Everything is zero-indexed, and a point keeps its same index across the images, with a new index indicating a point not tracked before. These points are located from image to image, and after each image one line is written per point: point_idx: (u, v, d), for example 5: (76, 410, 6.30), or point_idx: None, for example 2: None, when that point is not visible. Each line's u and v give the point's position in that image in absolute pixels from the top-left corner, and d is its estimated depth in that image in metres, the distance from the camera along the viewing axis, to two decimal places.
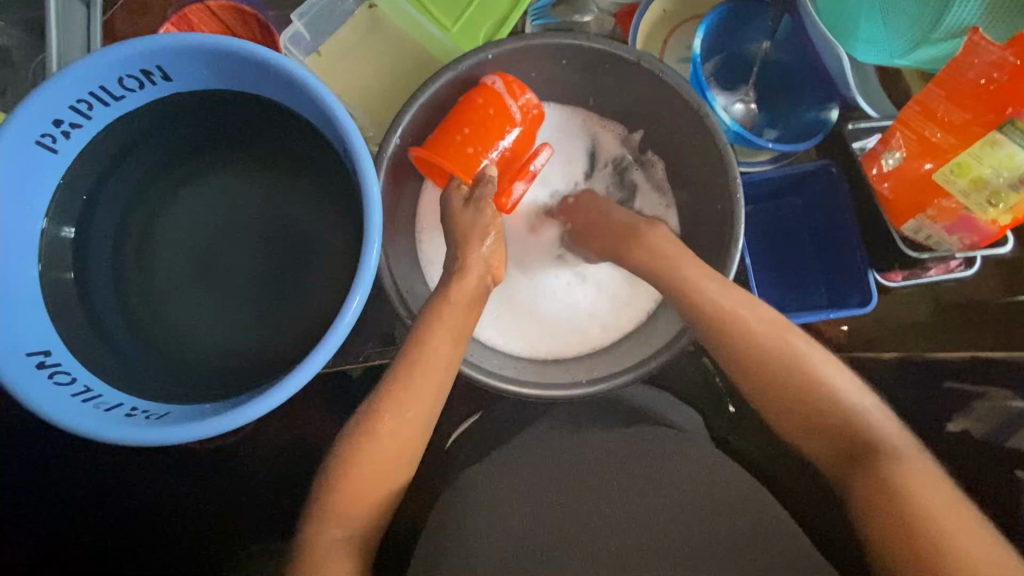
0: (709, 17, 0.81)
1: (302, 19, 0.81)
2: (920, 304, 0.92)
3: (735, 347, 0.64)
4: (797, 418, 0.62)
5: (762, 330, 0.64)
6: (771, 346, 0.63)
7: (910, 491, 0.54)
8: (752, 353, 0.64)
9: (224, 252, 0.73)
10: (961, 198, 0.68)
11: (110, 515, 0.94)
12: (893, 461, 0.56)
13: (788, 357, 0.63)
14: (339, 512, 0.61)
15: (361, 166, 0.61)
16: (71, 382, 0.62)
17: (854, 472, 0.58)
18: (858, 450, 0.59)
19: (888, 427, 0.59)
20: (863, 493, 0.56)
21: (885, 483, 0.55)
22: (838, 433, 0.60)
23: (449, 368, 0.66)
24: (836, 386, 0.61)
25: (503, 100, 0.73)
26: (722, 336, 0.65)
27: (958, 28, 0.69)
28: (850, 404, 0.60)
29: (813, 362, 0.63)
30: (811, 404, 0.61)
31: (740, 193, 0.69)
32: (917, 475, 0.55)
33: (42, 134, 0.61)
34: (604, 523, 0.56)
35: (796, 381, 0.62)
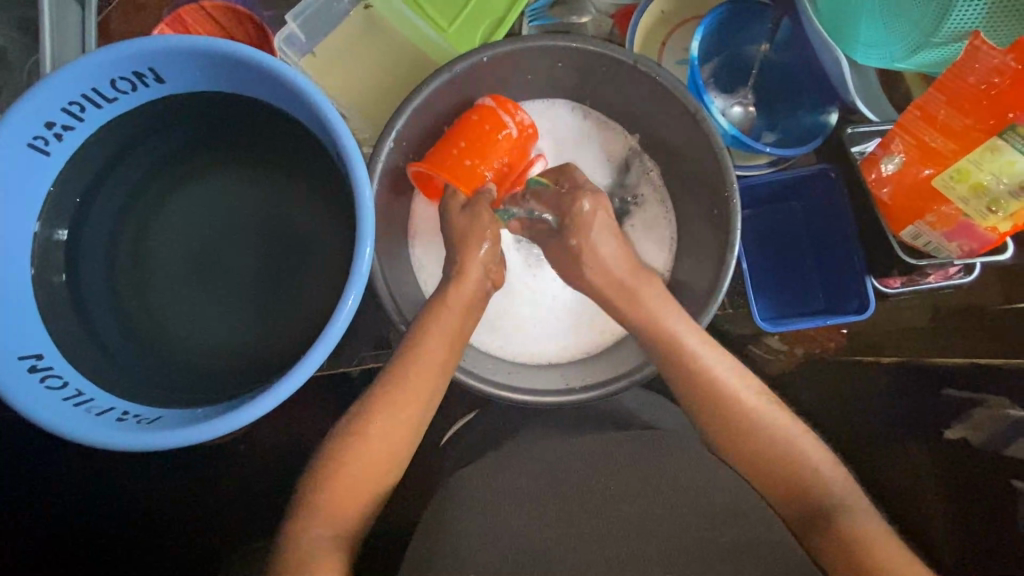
0: (708, 18, 0.80)
1: (296, 20, 0.80)
2: (919, 310, 0.89)
3: (701, 401, 0.65)
4: (758, 473, 0.63)
5: (722, 384, 0.65)
6: (728, 399, 0.64)
7: (868, 551, 0.55)
8: (710, 404, 0.65)
9: (218, 254, 0.73)
10: (960, 205, 0.67)
11: (107, 515, 0.95)
12: (851, 519, 0.57)
13: (750, 413, 0.64)
14: (329, 510, 0.60)
15: (353, 169, 0.61)
16: (63, 385, 0.62)
17: (813, 529, 0.58)
18: (816, 509, 0.59)
19: (843, 484, 0.61)
20: (826, 552, 0.56)
21: (846, 543, 0.56)
22: (797, 490, 0.61)
23: (443, 372, 0.66)
24: (795, 442, 0.63)
25: (498, 115, 0.74)
26: (693, 388, 0.65)
27: (958, 32, 0.66)
28: (808, 460, 0.62)
29: (770, 419, 0.64)
30: (771, 460, 0.62)
31: (737, 200, 0.68)
32: (873, 534, 0.56)
33: (34, 137, 0.61)
34: (595, 529, 0.55)
35: (757, 437, 0.63)
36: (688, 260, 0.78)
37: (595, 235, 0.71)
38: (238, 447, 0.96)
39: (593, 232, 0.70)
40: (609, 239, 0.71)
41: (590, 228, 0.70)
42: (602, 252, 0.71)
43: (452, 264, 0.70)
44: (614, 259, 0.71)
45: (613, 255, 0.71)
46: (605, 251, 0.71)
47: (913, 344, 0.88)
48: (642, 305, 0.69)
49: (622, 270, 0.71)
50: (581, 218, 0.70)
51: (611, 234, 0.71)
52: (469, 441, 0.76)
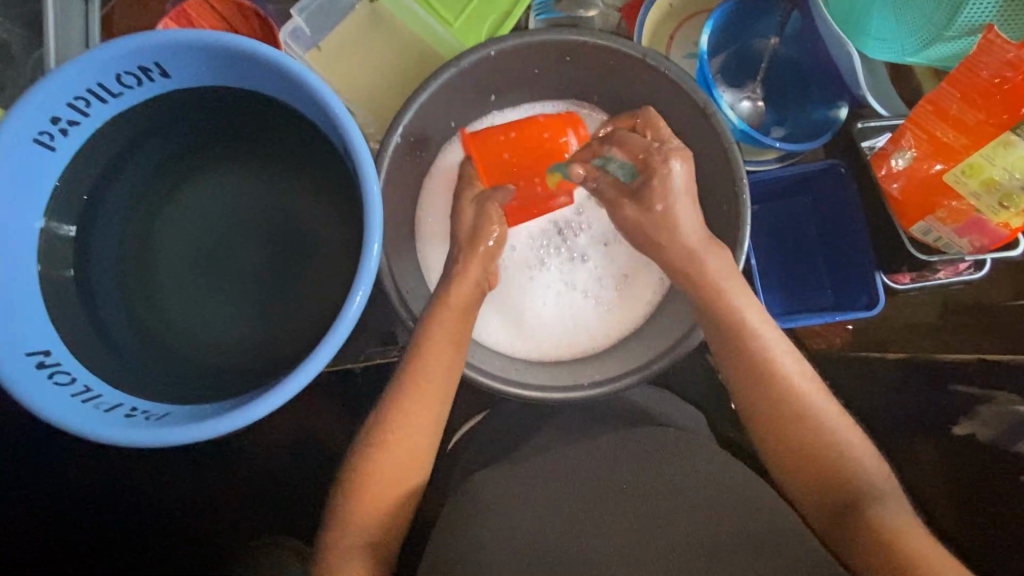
0: (716, 13, 0.79)
1: (301, 14, 0.80)
2: (929, 306, 0.90)
3: (748, 384, 0.64)
4: (795, 460, 0.62)
5: (772, 360, 0.64)
6: (773, 378, 0.63)
7: (901, 540, 0.54)
8: (759, 383, 0.63)
9: (224, 249, 0.72)
10: (972, 200, 0.67)
11: (115, 511, 0.95)
12: (884, 509, 0.57)
13: (796, 398, 0.62)
14: (361, 520, 0.60)
15: (360, 163, 0.60)
16: (71, 381, 0.62)
17: (847, 517, 0.58)
18: (848, 496, 0.59)
19: (878, 474, 0.60)
20: (859, 541, 0.56)
21: (881, 532, 0.55)
22: (831, 478, 0.61)
23: (454, 366, 0.66)
24: (834, 429, 0.62)
25: (562, 133, 0.74)
26: (743, 372, 0.64)
27: (972, 26, 0.67)
28: (845, 447, 0.61)
29: (814, 401, 0.63)
30: (809, 447, 0.61)
31: (747, 195, 0.68)
32: (907, 526, 0.56)
33: (40, 131, 0.60)
34: (608, 524, 0.55)
35: (799, 422, 0.62)
36: None
37: (678, 201, 0.66)
38: (249, 442, 0.96)
39: (676, 198, 0.66)
40: (680, 214, 0.66)
41: (674, 192, 0.65)
42: (682, 225, 0.66)
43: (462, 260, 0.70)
44: (693, 228, 0.66)
45: (690, 228, 0.66)
46: (685, 220, 0.66)
47: (920, 338, 0.88)
48: (709, 275, 0.66)
49: (696, 240, 0.66)
50: (662, 178, 0.65)
51: (690, 199, 0.67)
52: (480, 439, 0.76)
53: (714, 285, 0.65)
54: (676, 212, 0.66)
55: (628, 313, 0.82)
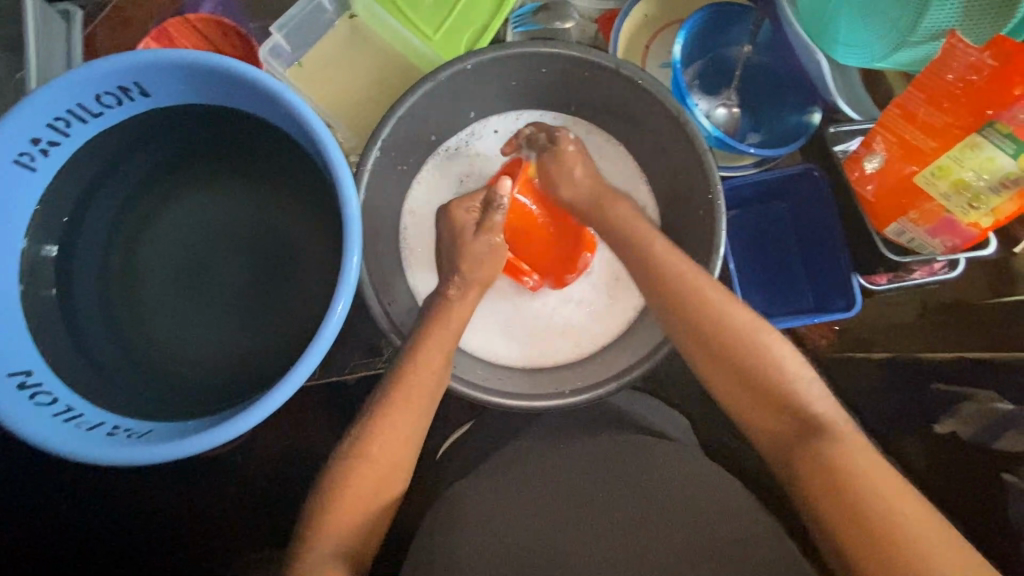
0: (689, 23, 0.81)
1: (281, 31, 0.80)
2: (906, 305, 0.91)
3: (679, 309, 0.64)
4: (739, 395, 0.60)
5: (694, 282, 0.64)
6: (697, 300, 0.63)
7: (849, 476, 0.52)
8: (695, 309, 0.63)
9: (206, 263, 0.73)
10: (942, 201, 0.68)
11: (101, 528, 0.94)
12: (831, 443, 0.54)
13: (733, 328, 0.61)
14: (333, 529, 0.59)
15: (338, 177, 0.61)
16: (53, 402, 0.61)
17: (792, 451, 0.56)
18: (795, 428, 0.57)
19: (824, 402, 0.58)
20: (804, 476, 0.54)
21: (832, 470, 0.53)
22: (776, 410, 0.58)
23: (440, 381, 0.66)
24: (776, 358, 0.60)
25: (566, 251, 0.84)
26: (677, 310, 0.64)
27: (935, 31, 0.68)
28: (786, 378, 0.59)
29: (760, 334, 0.61)
30: (754, 377, 0.59)
31: (720, 199, 0.69)
32: (852, 452, 0.53)
33: (20, 153, 0.61)
34: (592, 529, 0.54)
35: (742, 355, 0.60)
36: (677, 253, 0.78)
37: (570, 171, 0.75)
38: (238, 458, 0.96)
39: (568, 172, 0.75)
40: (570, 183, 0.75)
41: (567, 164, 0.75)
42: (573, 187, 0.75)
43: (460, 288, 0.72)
44: (582, 185, 0.75)
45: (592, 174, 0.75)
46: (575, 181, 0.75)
47: (905, 339, 0.88)
48: (616, 227, 0.71)
49: (590, 194, 0.74)
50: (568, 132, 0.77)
51: (584, 169, 0.76)
52: (466, 448, 0.76)
53: (619, 225, 0.71)
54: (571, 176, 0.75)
55: (611, 320, 0.82)
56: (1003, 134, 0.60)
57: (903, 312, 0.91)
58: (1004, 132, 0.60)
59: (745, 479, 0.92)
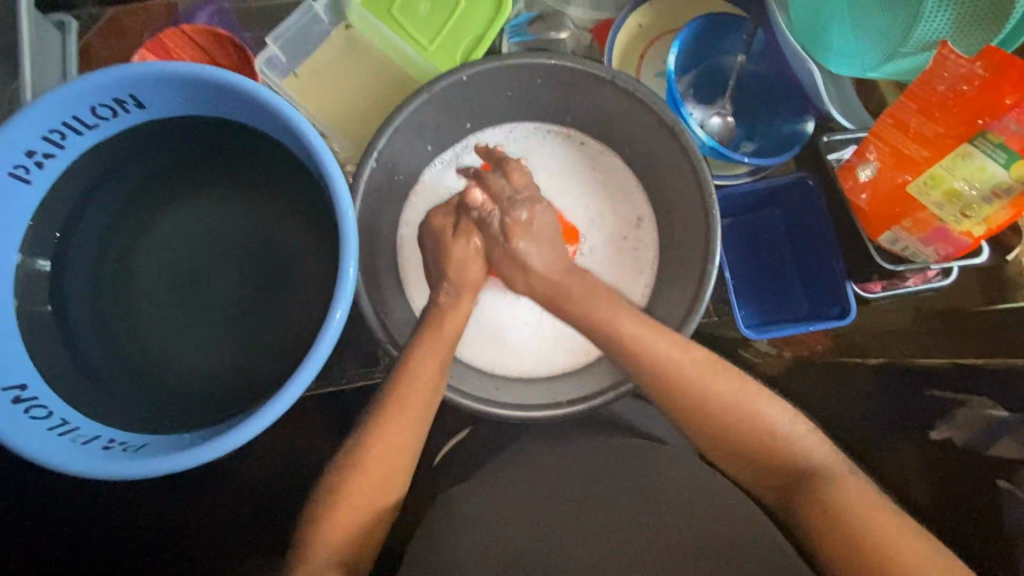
0: (684, 32, 0.81)
1: (277, 42, 0.81)
2: (901, 312, 0.90)
3: (659, 389, 0.63)
4: (736, 457, 0.61)
5: (671, 360, 0.62)
6: (676, 381, 0.62)
7: (850, 519, 0.53)
8: (675, 388, 0.62)
9: (201, 275, 0.73)
10: (935, 210, 0.69)
11: (95, 541, 0.94)
12: (830, 487, 0.56)
13: (717, 396, 0.61)
14: (331, 540, 0.59)
15: (334, 188, 0.61)
16: (48, 415, 0.61)
17: (796, 503, 0.57)
18: (794, 480, 0.58)
19: (818, 445, 0.60)
20: (811, 524, 0.55)
21: (834, 518, 0.54)
22: (772, 463, 0.60)
23: (433, 395, 0.66)
24: (764, 418, 0.60)
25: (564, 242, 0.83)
26: (658, 387, 0.63)
27: (926, 41, 0.69)
28: (776, 432, 0.60)
29: (744, 401, 0.61)
30: (744, 442, 0.60)
31: (715, 209, 0.69)
32: (851, 493, 0.55)
33: (15, 166, 0.61)
34: (589, 538, 0.54)
35: (731, 420, 0.61)
36: (673, 263, 0.79)
37: (524, 242, 0.68)
38: (234, 470, 0.96)
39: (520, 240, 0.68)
40: (527, 257, 0.68)
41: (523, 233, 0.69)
42: (531, 260, 0.68)
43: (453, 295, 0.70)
44: (541, 259, 0.68)
45: (550, 265, 0.68)
46: (533, 256, 0.68)
47: (899, 345, 0.88)
48: (581, 308, 0.66)
49: (552, 270, 0.68)
50: (517, 223, 0.69)
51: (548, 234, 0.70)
52: (463, 457, 0.76)
53: (584, 307, 0.66)
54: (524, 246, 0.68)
55: None
56: (995, 145, 0.61)
57: (897, 318, 0.90)
58: (996, 142, 0.61)
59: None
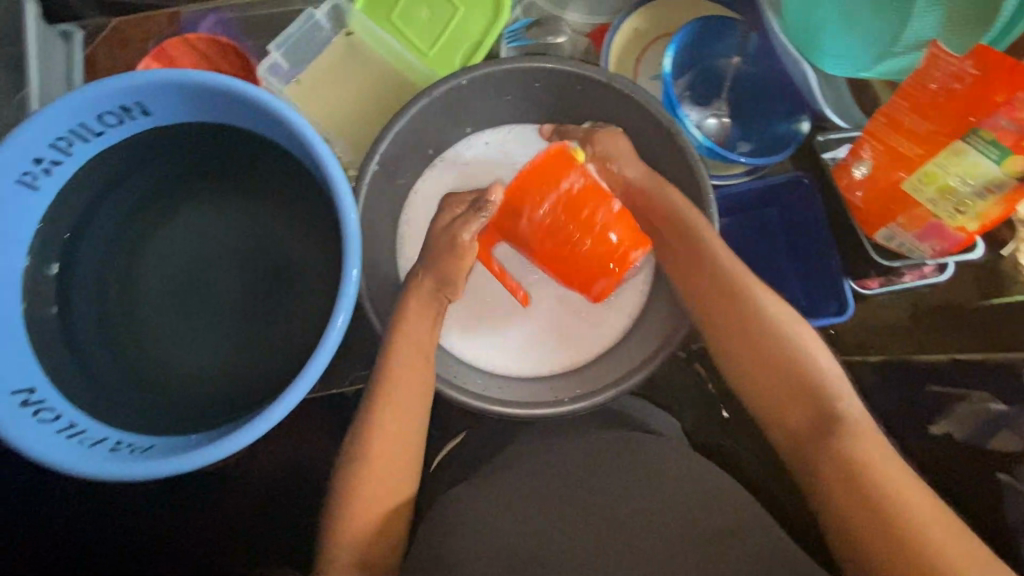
0: (678, 36, 0.82)
1: (279, 50, 0.82)
2: (899, 308, 0.90)
3: (712, 301, 0.67)
4: (769, 388, 0.61)
5: (729, 273, 0.67)
6: (730, 295, 0.66)
7: (863, 471, 0.53)
8: (727, 303, 0.66)
9: (206, 277, 0.74)
10: (929, 206, 0.70)
11: (100, 545, 0.94)
12: (851, 437, 0.56)
13: (767, 319, 0.63)
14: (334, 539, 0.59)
15: (337, 192, 0.62)
16: (55, 418, 0.62)
17: (815, 445, 0.57)
18: (821, 423, 0.58)
19: (850, 401, 0.59)
20: (825, 469, 0.55)
21: (847, 465, 0.54)
22: (803, 402, 0.59)
23: (425, 407, 0.67)
24: (807, 354, 0.61)
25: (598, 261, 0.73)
26: (711, 299, 0.67)
27: (919, 41, 0.70)
28: (815, 372, 0.60)
29: (793, 332, 0.63)
30: (780, 370, 0.61)
31: (713, 206, 0.71)
32: (875, 452, 0.55)
33: (23, 173, 0.62)
34: (590, 533, 0.55)
35: (780, 354, 0.61)
36: None
37: (619, 160, 0.76)
38: (238, 471, 0.96)
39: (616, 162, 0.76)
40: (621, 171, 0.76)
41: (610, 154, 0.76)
42: (624, 170, 0.76)
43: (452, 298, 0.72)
44: (635, 168, 0.75)
45: (641, 173, 0.75)
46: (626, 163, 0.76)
47: (898, 342, 0.89)
48: (670, 205, 0.72)
49: (640, 178, 0.75)
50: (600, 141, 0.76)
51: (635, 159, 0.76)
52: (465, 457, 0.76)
53: (667, 215, 0.72)
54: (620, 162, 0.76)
55: (596, 335, 0.83)
56: (988, 141, 0.61)
57: (897, 313, 0.90)
58: (988, 138, 0.61)
59: (735, 473, 0.81)
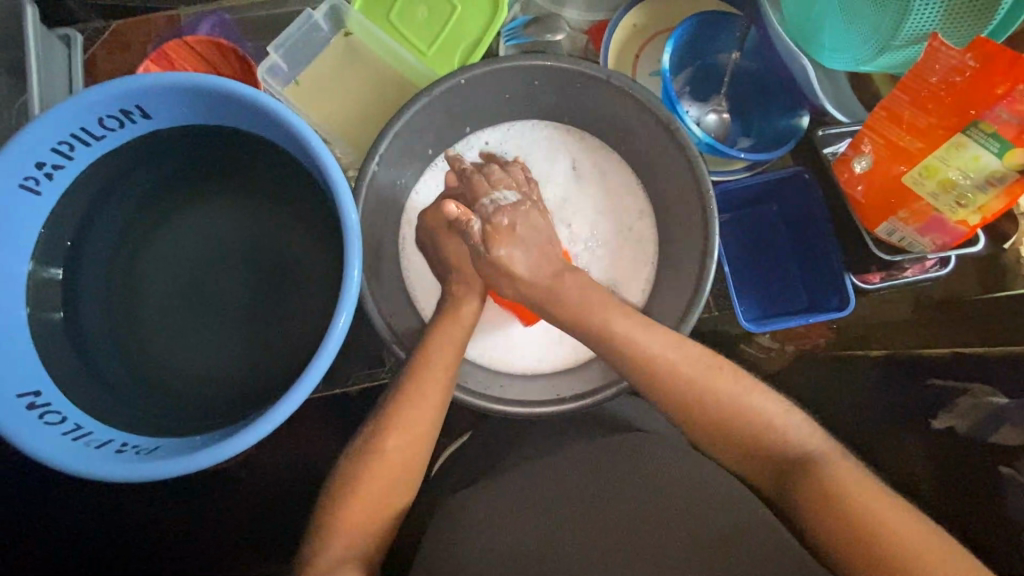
0: (678, 31, 0.82)
1: (278, 51, 0.82)
2: (901, 304, 0.94)
3: (644, 383, 0.63)
4: (730, 449, 0.61)
5: (649, 353, 0.63)
6: (657, 376, 0.62)
7: (842, 505, 0.53)
8: (660, 382, 0.63)
9: (208, 279, 0.74)
10: (930, 200, 0.70)
11: (107, 546, 0.95)
12: (821, 473, 0.56)
13: (703, 386, 0.62)
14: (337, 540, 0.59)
15: (337, 193, 0.62)
16: (62, 420, 0.63)
17: (792, 495, 0.57)
18: (785, 466, 0.59)
19: (811, 435, 0.60)
20: (808, 511, 0.55)
21: (825, 504, 0.54)
22: (766, 454, 0.60)
23: (436, 412, 0.66)
24: (754, 411, 0.61)
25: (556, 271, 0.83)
26: (641, 379, 0.64)
27: (919, 34, 0.69)
28: (769, 424, 0.60)
29: (731, 394, 0.61)
30: (735, 434, 0.61)
31: (714, 207, 0.70)
32: (844, 476, 0.55)
33: (25, 177, 0.62)
34: (594, 532, 0.55)
35: (724, 410, 0.61)
36: (673, 259, 0.79)
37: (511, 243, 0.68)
38: (241, 473, 0.97)
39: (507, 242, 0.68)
40: (510, 261, 0.68)
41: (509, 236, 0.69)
42: (514, 263, 0.68)
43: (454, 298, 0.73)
44: (524, 262, 0.68)
45: (534, 266, 0.68)
46: (520, 257, 0.68)
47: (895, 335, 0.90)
48: (570, 303, 0.66)
49: (542, 271, 0.68)
50: (499, 229, 0.69)
51: (528, 241, 0.69)
52: (469, 455, 0.76)
53: (572, 314, 0.66)
54: (510, 250, 0.68)
55: None
56: (988, 134, 0.61)
57: (899, 310, 0.94)
58: (989, 131, 0.61)
59: None
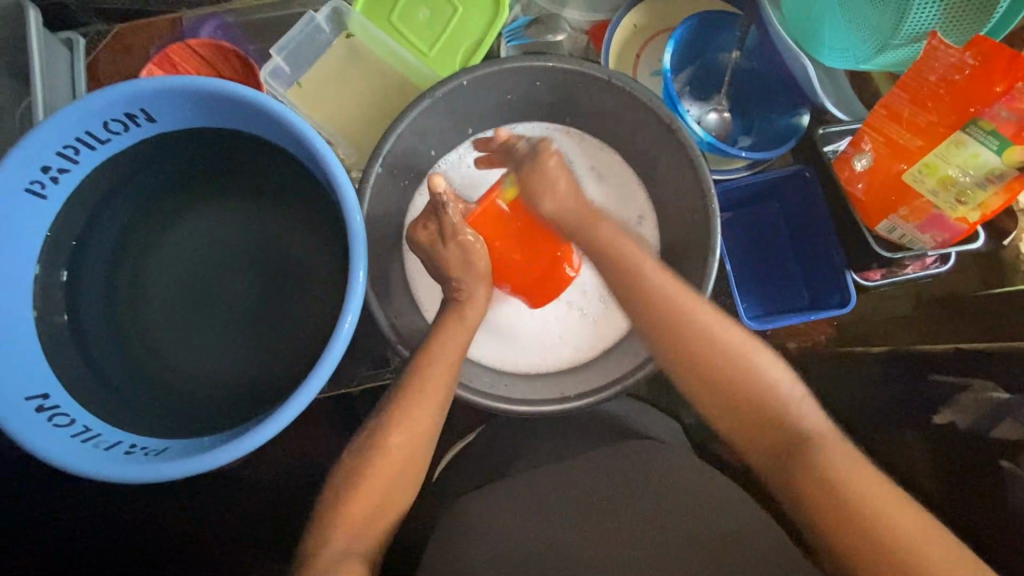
0: (678, 31, 0.83)
1: (281, 53, 0.83)
2: (902, 300, 0.95)
3: (660, 331, 0.65)
4: (732, 412, 0.62)
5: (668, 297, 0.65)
6: (672, 320, 0.64)
7: (836, 485, 0.54)
8: (674, 333, 0.64)
9: (211, 280, 0.74)
10: (930, 197, 0.70)
11: (112, 546, 0.96)
12: (818, 451, 0.56)
13: (716, 343, 0.62)
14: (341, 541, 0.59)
15: (342, 194, 0.62)
16: (70, 423, 0.63)
17: (786, 467, 0.58)
18: (784, 440, 0.59)
19: (812, 412, 0.60)
20: (801, 484, 0.56)
21: (820, 480, 0.55)
22: (767, 425, 0.60)
23: (436, 417, 0.66)
24: (761, 374, 0.61)
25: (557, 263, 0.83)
26: (656, 326, 0.65)
27: (918, 32, 0.70)
28: (774, 391, 0.61)
29: (741, 351, 0.62)
30: (740, 396, 0.61)
31: (715, 205, 0.71)
32: (839, 458, 0.56)
33: (31, 181, 0.63)
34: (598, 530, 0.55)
35: (732, 376, 0.61)
36: (674, 258, 0.80)
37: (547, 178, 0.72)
38: (246, 472, 0.97)
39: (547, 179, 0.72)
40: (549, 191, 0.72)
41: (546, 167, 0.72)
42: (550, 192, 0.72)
43: (457, 298, 0.73)
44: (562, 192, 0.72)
45: (563, 202, 0.72)
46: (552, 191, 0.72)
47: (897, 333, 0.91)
48: (597, 239, 0.70)
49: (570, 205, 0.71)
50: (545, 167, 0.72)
51: (564, 178, 0.73)
52: (472, 455, 0.77)
53: (603, 247, 0.69)
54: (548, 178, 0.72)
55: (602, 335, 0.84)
56: (987, 132, 0.62)
57: (898, 306, 0.95)
58: (988, 129, 0.62)
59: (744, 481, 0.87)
